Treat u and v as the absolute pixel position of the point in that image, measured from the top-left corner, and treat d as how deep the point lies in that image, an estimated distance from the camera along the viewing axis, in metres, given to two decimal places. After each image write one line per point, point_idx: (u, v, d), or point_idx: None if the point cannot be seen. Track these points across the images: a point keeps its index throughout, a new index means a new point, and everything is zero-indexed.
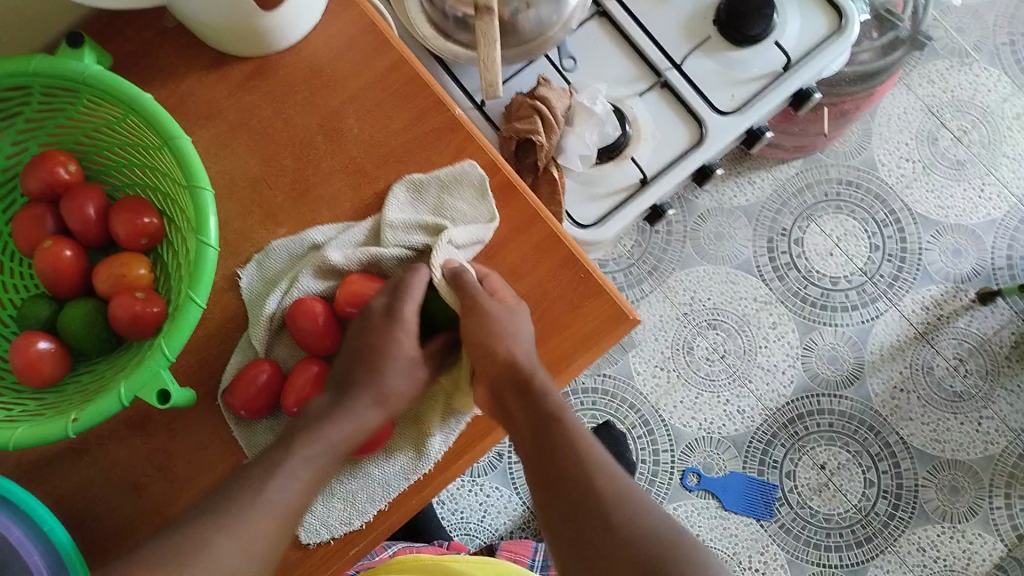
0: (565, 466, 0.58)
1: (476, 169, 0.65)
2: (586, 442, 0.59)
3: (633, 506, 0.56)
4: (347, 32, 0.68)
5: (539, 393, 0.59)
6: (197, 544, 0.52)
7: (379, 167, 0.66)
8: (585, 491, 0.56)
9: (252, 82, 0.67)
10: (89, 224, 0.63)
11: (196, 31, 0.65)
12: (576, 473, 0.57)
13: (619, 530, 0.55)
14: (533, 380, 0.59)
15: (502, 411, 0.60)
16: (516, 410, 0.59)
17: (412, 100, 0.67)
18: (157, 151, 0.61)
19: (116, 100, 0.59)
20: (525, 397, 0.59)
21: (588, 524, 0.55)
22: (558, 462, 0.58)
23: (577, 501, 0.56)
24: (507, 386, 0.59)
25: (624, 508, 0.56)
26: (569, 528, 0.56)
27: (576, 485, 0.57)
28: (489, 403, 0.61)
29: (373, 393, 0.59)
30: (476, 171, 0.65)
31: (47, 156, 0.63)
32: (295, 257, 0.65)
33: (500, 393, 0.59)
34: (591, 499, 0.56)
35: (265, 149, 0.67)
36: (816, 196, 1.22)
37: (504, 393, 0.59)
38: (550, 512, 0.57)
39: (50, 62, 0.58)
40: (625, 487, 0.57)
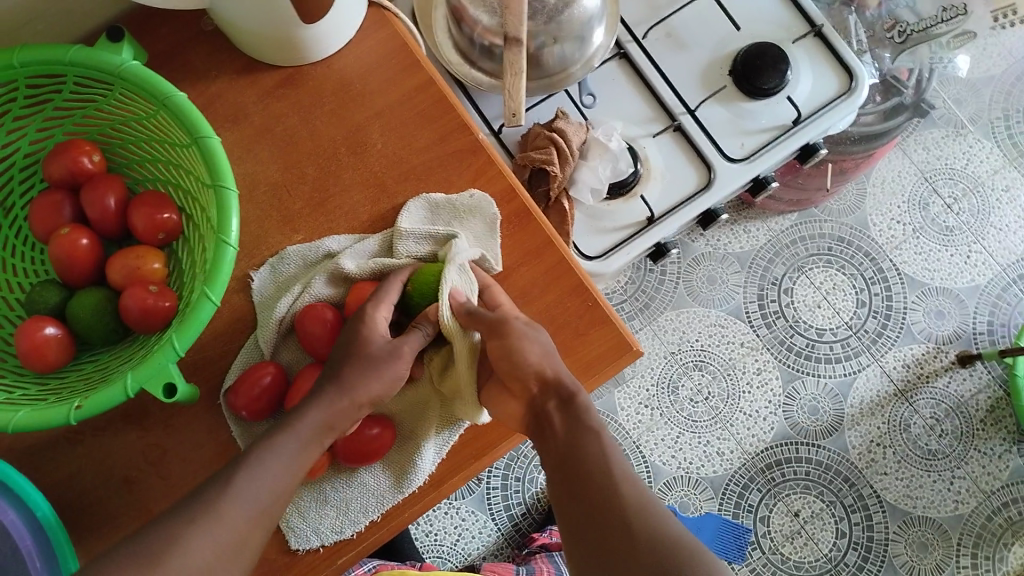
0: (591, 472, 0.56)
1: (490, 206, 0.66)
2: (614, 453, 0.57)
3: (657, 515, 0.54)
4: (379, 51, 0.70)
5: (583, 408, 0.59)
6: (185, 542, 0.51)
7: (398, 183, 0.68)
8: (610, 497, 0.55)
9: (281, 91, 0.69)
10: (108, 215, 0.63)
11: (231, 37, 0.67)
12: (600, 478, 0.56)
13: (640, 535, 0.52)
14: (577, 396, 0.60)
15: (540, 427, 0.60)
16: (557, 423, 0.59)
17: (437, 121, 0.69)
18: (184, 149, 0.62)
19: (149, 96, 0.60)
20: (571, 412, 0.59)
21: (610, 528, 0.53)
22: (585, 468, 0.56)
23: (601, 505, 0.55)
24: (551, 398, 0.60)
25: (646, 516, 0.54)
26: (588, 526, 0.54)
27: (600, 490, 0.55)
28: (529, 419, 0.61)
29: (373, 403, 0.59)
30: (490, 208, 0.66)
31: (73, 145, 0.63)
32: (309, 263, 0.66)
33: (543, 407, 0.60)
34: (615, 505, 0.54)
35: (289, 156, 0.68)
36: (808, 248, 1.25)
37: (548, 408, 0.60)
38: (573, 517, 0.56)
39: (87, 53, 0.59)
40: (649, 497, 0.55)
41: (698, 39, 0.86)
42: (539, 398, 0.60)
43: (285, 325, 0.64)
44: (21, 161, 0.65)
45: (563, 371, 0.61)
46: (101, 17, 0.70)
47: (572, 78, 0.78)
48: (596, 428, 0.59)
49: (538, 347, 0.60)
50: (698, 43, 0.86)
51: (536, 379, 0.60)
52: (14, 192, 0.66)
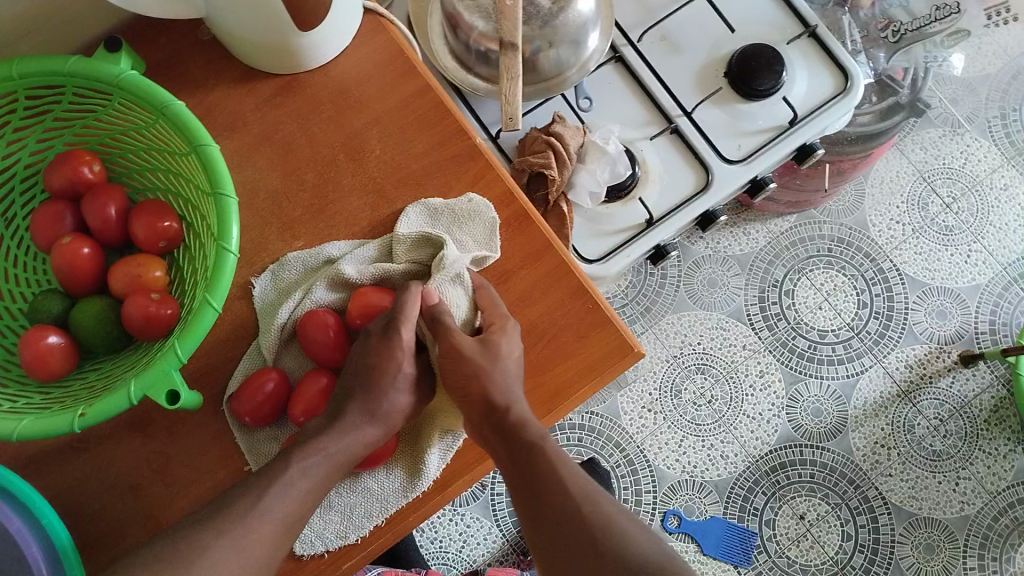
0: (551, 494, 0.58)
1: (488, 211, 0.67)
2: (569, 472, 0.60)
3: (620, 526, 0.56)
4: (375, 58, 0.70)
5: (522, 424, 0.60)
6: None
7: (397, 188, 0.68)
8: (574, 521, 0.57)
9: (279, 98, 0.69)
10: (109, 224, 0.64)
11: (229, 46, 0.68)
12: (561, 500, 0.58)
13: (606, 550, 0.55)
14: (510, 414, 0.60)
15: (489, 447, 0.61)
16: (498, 446, 0.60)
17: (435, 126, 0.69)
18: (184, 157, 0.62)
19: (148, 105, 0.61)
20: (511, 430, 0.60)
21: (579, 548, 0.56)
22: (544, 493, 0.59)
23: (567, 527, 0.57)
24: (484, 424, 0.60)
25: (611, 529, 0.56)
26: (560, 554, 0.56)
27: (564, 513, 0.57)
28: (477, 433, 0.61)
29: (374, 406, 0.59)
30: (488, 213, 0.67)
31: (73, 155, 0.64)
32: (310, 269, 0.66)
33: (482, 431, 0.61)
34: (578, 524, 0.57)
35: (288, 163, 0.68)
36: (808, 250, 1.25)
37: (485, 432, 0.60)
38: (543, 542, 0.58)
39: (87, 64, 0.60)
40: (611, 509, 0.58)
41: (693, 43, 0.87)
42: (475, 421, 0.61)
43: (286, 332, 0.64)
44: (22, 172, 0.66)
45: (504, 385, 0.60)
46: (101, 28, 0.71)
47: (567, 82, 0.79)
48: (542, 445, 0.60)
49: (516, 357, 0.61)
50: (693, 46, 0.87)
51: (482, 397, 0.60)
52: (15, 203, 0.66)
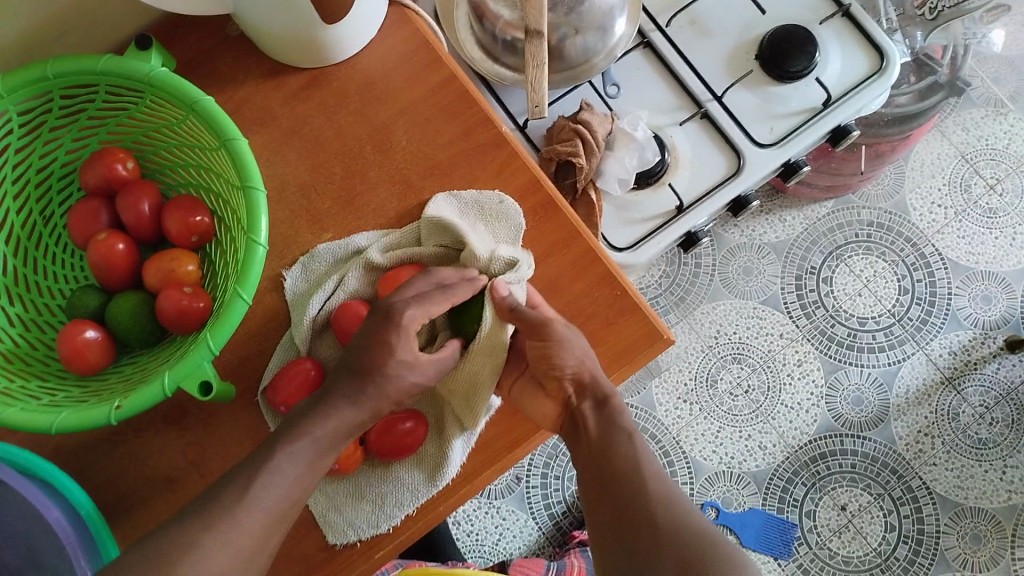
0: (619, 469, 0.59)
1: (517, 214, 0.66)
2: (644, 453, 0.60)
3: (683, 510, 0.56)
4: (400, 50, 0.70)
5: (617, 411, 0.62)
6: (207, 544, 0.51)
7: (424, 178, 0.68)
8: (636, 493, 0.57)
9: (306, 92, 0.70)
10: (142, 220, 0.65)
11: (257, 42, 0.68)
12: (631, 476, 0.58)
13: (664, 527, 0.55)
14: (612, 400, 0.62)
15: (576, 430, 0.63)
16: (592, 425, 0.62)
17: (461, 115, 0.69)
18: (214, 153, 0.63)
19: (177, 101, 0.61)
20: (604, 413, 0.62)
21: (639, 524, 0.55)
22: (614, 468, 0.59)
23: (629, 499, 0.57)
24: (587, 399, 0.63)
25: (673, 509, 0.56)
26: (614, 523, 0.57)
27: (630, 488, 0.58)
28: (563, 420, 0.64)
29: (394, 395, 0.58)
30: (517, 215, 0.66)
31: (107, 153, 0.65)
32: (340, 260, 0.66)
33: (579, 408, 0.63)
34: (642, 502, 0.57)
35: (315, 157, 0.69)
36: (846, 236, 1.23)
37: (583, 409, 0.63)
38: (603, 518, 0.58)
39: (117, 62, 0.61)
40: (676, 492, 0.58)
41: (723, 26, 0.85)
42: (574, 398, 0.63)
43: (318, 323, 0.64)
44: (58, 171, 0.67)
45: (600, 375, 0.63)
46: (133, 28, 0.72)
47: (595, 69, 0.78)
48: (629, 430, 0.61)
49: (579, 350, 0.62)
50: (722, 29, 0.85)
51: (572, 381, 0.62)
52: (52, 201, 0.67)
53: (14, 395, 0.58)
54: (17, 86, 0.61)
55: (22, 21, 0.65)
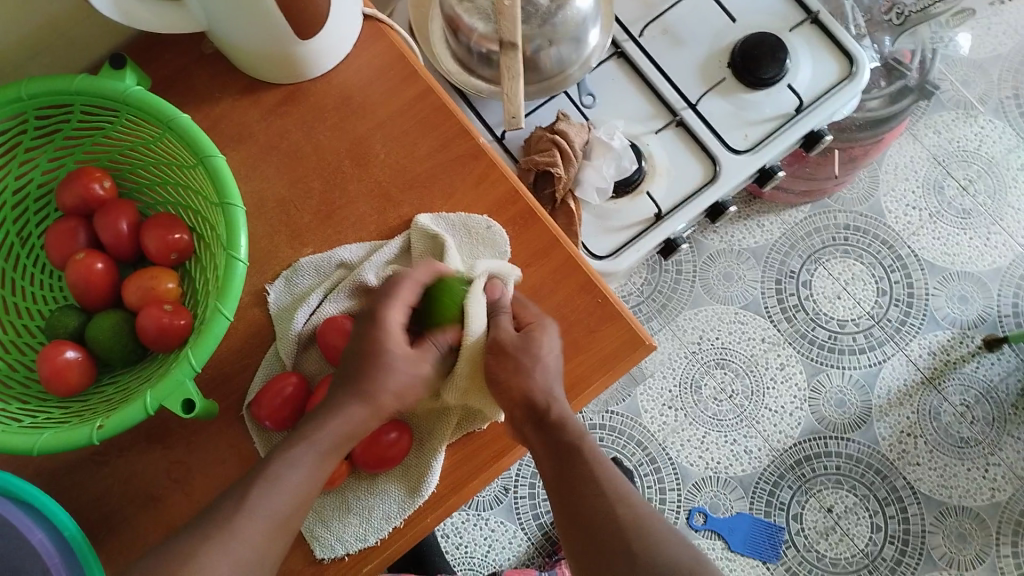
0: (586, 494, 0.58)
1: (503, 240, 0.67)
2: (604, 471, 0.59)
3: (655, 534, 0.56)
4: (377, 65, 0.71)
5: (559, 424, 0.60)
6: (187, 556, 0.51)
7: (403, 191, 0.68)
8: (607, 519, 0.56)
9: (284, 107, 0.70)
10: (121, 239, 0.65)
11: (233, 59, 0.69)
12: (599, 503, 0.57)
13: (641, 557, 0.54)
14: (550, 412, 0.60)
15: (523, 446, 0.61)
16: (536, 443, 0.60)
17: (438, 127, 0.69)
18: (191, 170, 0.63)
19: (153, 119, 0.61)
20: (547, 430, 0.59)
21: (614, 553, 0.55)
22: (577, 491, 0.58)
23: (600, 527, 0.56)
24: (525, 420, 0.60)
25: (647, 536, 0.56)
26: (590, 553, 0.56)
27: (597, 516, 0.57)
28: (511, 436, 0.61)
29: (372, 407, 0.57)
30: (502, 242, 0.67)
31: (83, 172, 0.65)
32: (324, 274, 0.67)
33: (521, 428, 0.60)
34: (615, 529, 0.56)
35: (294, 172, 0.69)
36: (823, 240, 1.24)
37: (526, 428, 0.60)
38: (578, 550, 0.57)
39: (92, 81, 0.61)
40: (645, 514, 0.57)
41: (695, 34, 0.87)
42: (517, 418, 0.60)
43: (303, 337, 0.65)
44: (35, 192, 0.67)
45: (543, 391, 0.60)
46: (108, 48, 0.72)
47: (569, 80, 0.79)
48: (579, 443, 0.60)
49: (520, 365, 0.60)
50: (694, 38, 0.86)
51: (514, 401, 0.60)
52: (30, 222, 0.67)
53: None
54: None
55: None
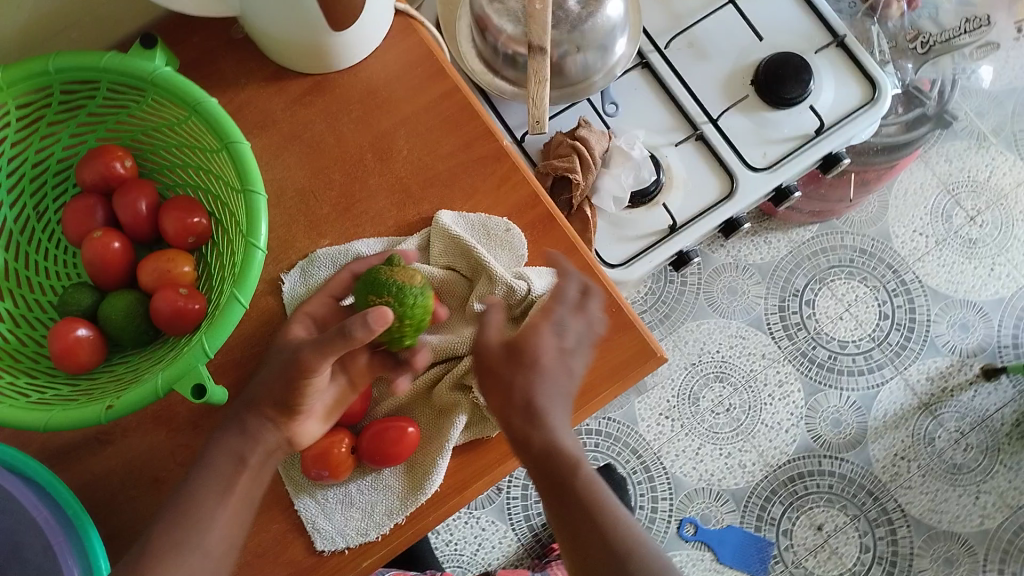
0: (601, 545, 0.56)
1: (521, 242, 0.67)
2: (618, 519, 0.57)
3: None
4: (404, 60, 0.71)
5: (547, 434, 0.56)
6: None
7: (424, 188, 0.68)
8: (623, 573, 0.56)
9: (309, 97, 0.70)
10: (139, 219, 0.65)
11: (263, 46, 0.68)
12: (609, 552, 0.56)
13: None
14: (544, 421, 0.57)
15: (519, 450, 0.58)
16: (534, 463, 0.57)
17: (463, 127, 0.69)
18: (214, 154, 0.63)
19: (179, 100, 0.61)
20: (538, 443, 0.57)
21: None
22: (591, 540, 0.56)
23: None
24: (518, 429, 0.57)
25: None
26: None
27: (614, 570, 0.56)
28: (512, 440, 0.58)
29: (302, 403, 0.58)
30: (520, 245, 0.67)
31: (105, 151, 0.65)
32: (339, 266, 0.67)
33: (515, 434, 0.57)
34: None
35: (315, 162, 0.69)
36: (829, 260, 1.24)
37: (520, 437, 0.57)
38: None
39: (121, 60, 0.61)
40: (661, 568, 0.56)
41: (720, 49, 0.86)
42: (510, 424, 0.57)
43: None
44: (54, 166, 0.67)
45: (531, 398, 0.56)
46: (136, 26, 0.72)
47: (593, 88, 0.79)
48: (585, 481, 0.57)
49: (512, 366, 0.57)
50: (720, 52, 0.86)
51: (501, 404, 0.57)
52: (47, 197, 0.67)
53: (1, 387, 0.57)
54: (18, 79, 0.61)
55: (19, 13, 0.64)
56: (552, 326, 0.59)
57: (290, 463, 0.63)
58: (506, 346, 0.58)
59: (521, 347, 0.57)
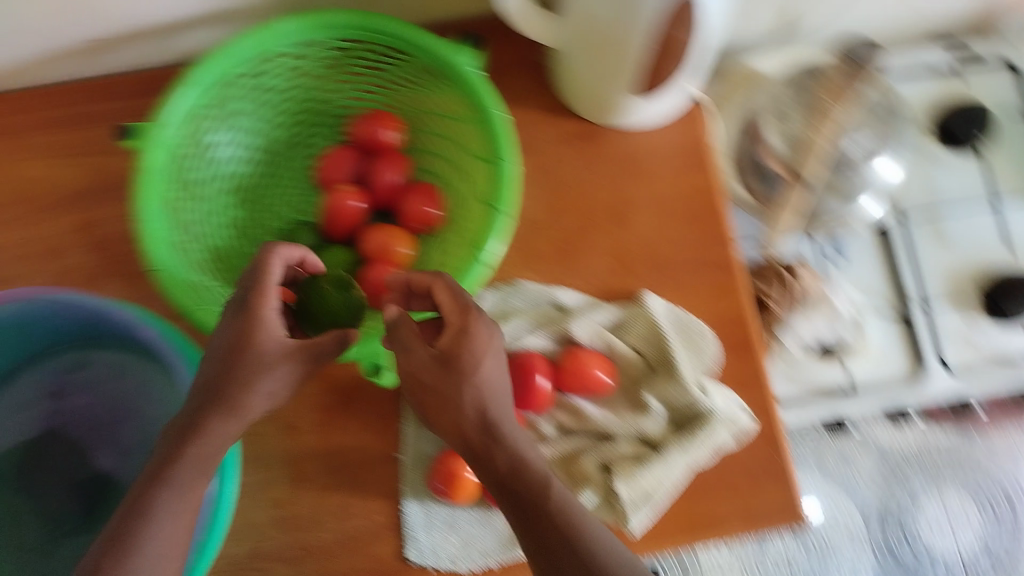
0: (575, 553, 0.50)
1: (715, 356, 0.66)
2: (593, 531, 0.52)
3: None
4: (673, 140, 0.72)
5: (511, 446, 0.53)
6: None
7: (643, 267, 0.69)
8: None
9: (572, 139, 0.73)
10: (386, 187, 0.73)
11: (559, 79, 0.72)
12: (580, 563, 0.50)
13: None
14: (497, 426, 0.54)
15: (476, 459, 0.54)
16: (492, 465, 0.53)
17: (704, 224, 0.69)
18: (474, 161, 0.71)
19: (471, 101, 0.68)
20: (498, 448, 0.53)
21: None
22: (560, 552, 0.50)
23: None
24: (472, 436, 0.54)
25: None
26: None
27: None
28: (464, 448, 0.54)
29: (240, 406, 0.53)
30: (713, 358, 0.66)
31: (380, 119, 0.73)
32: (534, 305, 0.69)
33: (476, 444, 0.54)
34: None
35: (553, 201, 0.71)
36: (957, 475, 1.18)
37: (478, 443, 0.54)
38: None
39: (438, 46, 0.67)
40: None
41: None
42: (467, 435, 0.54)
43: None
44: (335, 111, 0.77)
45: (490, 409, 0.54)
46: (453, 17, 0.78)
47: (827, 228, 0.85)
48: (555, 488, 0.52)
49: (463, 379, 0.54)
50: None
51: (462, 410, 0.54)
52: None
53: (209, 276, 0.69)
54: (344, 27, 0.69)
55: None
56: (488, 326, 0.55)
57: (419, 464, 0.67)
58: (439, 353, 0.54)
59: (455, 352, 0.54)
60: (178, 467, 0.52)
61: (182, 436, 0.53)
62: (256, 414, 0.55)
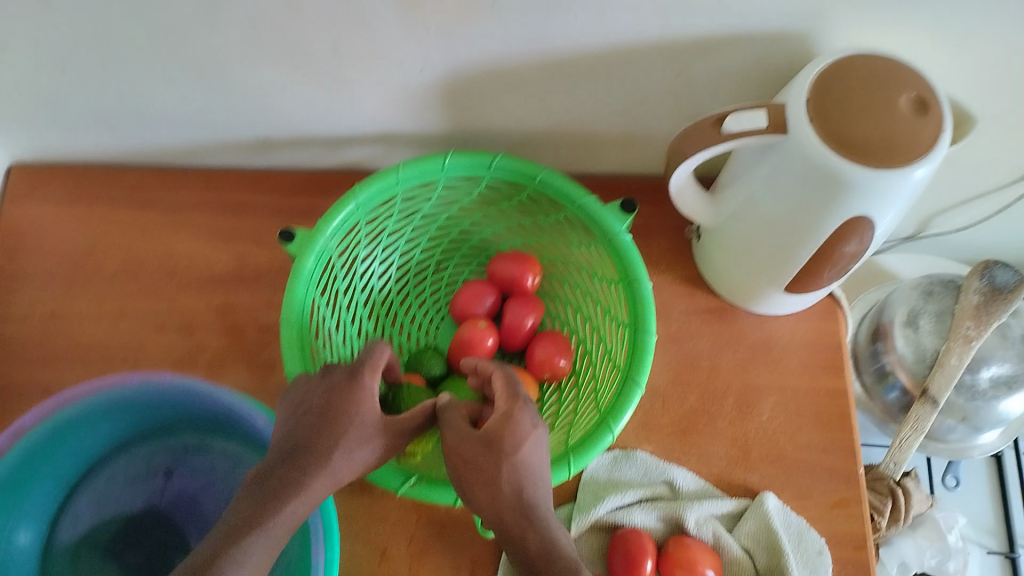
0: None
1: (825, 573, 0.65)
2: None
3: None
4: (808, 337, 0.74)
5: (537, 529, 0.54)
6: None
7: (763, 460, 0.70)
8: None
9: (709, 316, 0.75)
10: (518, 331, 0.76)
11: (705, 260, 0.75)
12: None
13: None
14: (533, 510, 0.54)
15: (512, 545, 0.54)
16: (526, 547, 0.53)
17: (829, 429, 0.71)
18: (615, 325, 0.72)
19: (620, 266, 0.70)
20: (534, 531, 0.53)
21: None
22: None
23: None
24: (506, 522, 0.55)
25: None
26: None
27: None
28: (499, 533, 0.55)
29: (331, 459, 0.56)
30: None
31: (526, 261, 0.76)
32: (647, 478, 0.70)
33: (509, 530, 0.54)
34: None
35: (682, 374, 0.73)
36: None
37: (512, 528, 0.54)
38: None
39: (599, 209, 0.70)
40: None
41: None
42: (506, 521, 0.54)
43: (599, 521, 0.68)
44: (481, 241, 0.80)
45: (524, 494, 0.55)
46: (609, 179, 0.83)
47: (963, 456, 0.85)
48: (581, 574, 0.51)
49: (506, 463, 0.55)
50: None
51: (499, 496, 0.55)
52: None
53: None
54: (514, 170, 0.72)
55: (546, 120, 0.76)
56: (530, 416, 0.58)
57: None
58: (481, 434, 0.57)
59: (499, 436, 0.56)
60: (276, 516, 0.52)
61: (277, 490, 0.54)
62: (342, 477, 0.57)
